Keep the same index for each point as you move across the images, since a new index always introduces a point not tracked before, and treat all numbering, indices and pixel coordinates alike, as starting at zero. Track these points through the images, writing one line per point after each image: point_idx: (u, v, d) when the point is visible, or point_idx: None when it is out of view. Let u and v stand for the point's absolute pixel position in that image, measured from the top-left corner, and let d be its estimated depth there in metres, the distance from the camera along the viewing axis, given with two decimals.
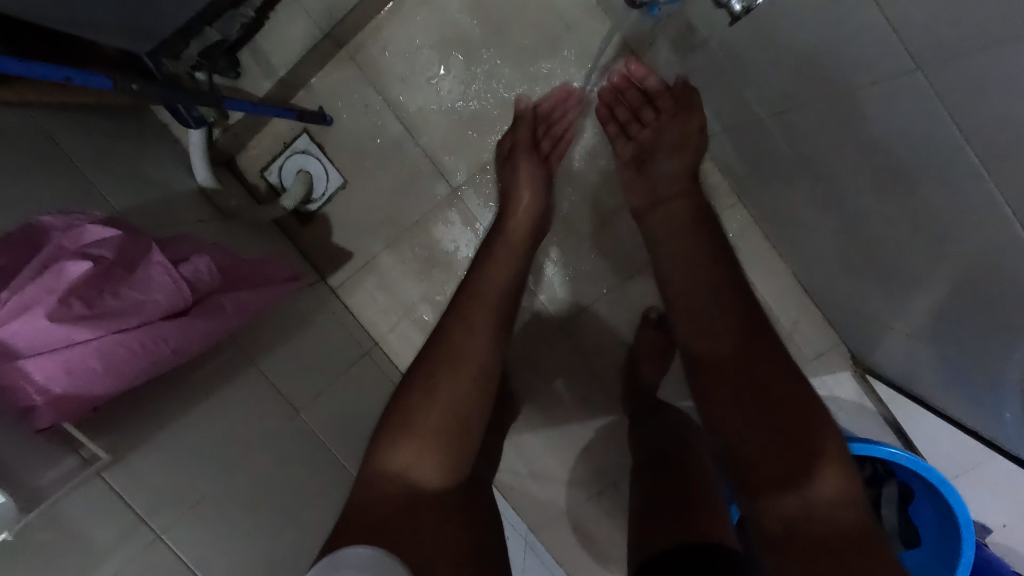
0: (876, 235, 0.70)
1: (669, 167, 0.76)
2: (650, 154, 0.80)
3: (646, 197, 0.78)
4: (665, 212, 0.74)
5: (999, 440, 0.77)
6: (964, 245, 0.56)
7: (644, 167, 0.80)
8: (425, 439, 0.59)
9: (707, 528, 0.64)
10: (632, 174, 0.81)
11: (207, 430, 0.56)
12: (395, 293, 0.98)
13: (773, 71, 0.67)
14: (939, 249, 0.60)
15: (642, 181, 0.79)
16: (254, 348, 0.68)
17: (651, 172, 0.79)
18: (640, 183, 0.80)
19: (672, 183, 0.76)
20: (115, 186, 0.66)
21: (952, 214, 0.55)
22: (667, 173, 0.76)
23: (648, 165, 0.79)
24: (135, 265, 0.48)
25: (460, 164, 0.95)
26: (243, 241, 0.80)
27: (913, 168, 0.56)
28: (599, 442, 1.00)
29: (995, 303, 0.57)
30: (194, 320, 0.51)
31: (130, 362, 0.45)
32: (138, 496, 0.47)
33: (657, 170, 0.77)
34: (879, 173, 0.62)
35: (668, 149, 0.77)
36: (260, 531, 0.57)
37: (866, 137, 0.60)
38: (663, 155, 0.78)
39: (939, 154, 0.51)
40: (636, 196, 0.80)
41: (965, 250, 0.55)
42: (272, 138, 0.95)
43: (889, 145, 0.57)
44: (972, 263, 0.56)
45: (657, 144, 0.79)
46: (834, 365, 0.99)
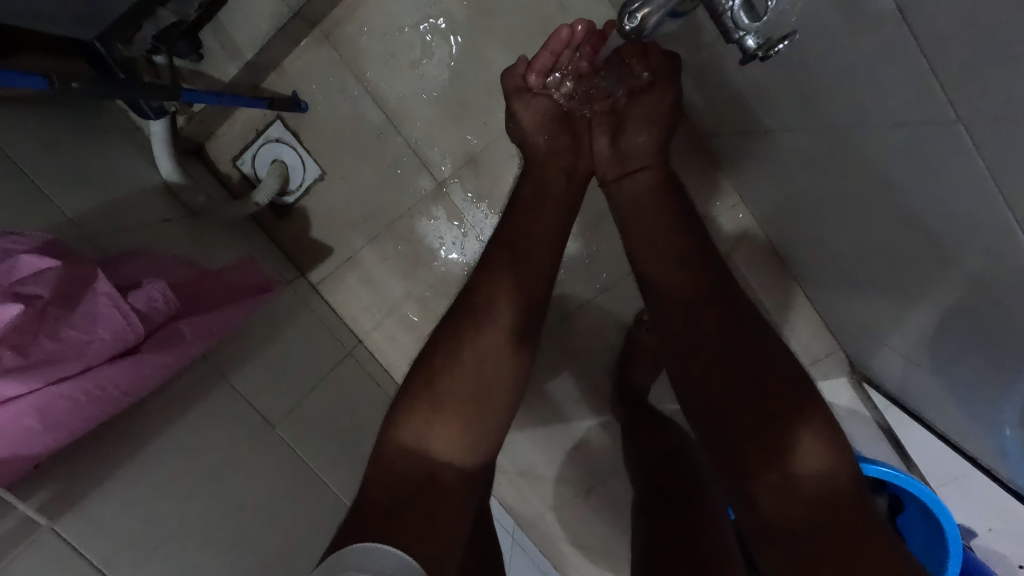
0: (883, 247, 0.66)
1: (638, 141, 0.68)
2: (620, 123, 0.70)
3: (612, 163, 0.70)
4: (631, 184, 0.68)
5: (990, 458, 0.76)
6: (969, 270, 0.52)
7: (612, 136, 0.70)
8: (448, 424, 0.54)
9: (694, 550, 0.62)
10: (600, 140, 0.71)
11: (174, 463, 0.53)
12: (378, 290, 0.94)
13: (779, 71, 0.61)
14: (950, 274, 0.56)
15: (611, 152, 0.70)
16: (227, 363, 0.65)
17: (620, 145, 0.70)
18: (604, 152, 0.71)
19: (639, 157, 0.68)
20: (71, 186, 0.60)
21: (966, 244, 0.50)
22: (637, 149, 0.68)
23: (618, 136, 0.70)
24: (77, 300, 0.44)
25: (445, 156, 0.89)
26: (212, 245, 0.75)
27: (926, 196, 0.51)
28: (588, 442, 0.98)
29: (997, 332, 0.53)
30: (146, 357, 0.47)
31: (69, 414, 0.41)
32: (96, 544, 0.45)
33: (626, 143, 0.69)
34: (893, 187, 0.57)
35: (638, 122, 0.69)
36: (231, 562, 0.55)
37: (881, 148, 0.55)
38: (632, 129, 0.69)
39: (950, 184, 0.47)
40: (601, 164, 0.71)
41: (977, 280, 0.52)
42: (243, 125, 0.88)
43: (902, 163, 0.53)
44: (979, 292, 0.53)
45: (627, 113, 0.69)
46: (830, 373, 0.97)
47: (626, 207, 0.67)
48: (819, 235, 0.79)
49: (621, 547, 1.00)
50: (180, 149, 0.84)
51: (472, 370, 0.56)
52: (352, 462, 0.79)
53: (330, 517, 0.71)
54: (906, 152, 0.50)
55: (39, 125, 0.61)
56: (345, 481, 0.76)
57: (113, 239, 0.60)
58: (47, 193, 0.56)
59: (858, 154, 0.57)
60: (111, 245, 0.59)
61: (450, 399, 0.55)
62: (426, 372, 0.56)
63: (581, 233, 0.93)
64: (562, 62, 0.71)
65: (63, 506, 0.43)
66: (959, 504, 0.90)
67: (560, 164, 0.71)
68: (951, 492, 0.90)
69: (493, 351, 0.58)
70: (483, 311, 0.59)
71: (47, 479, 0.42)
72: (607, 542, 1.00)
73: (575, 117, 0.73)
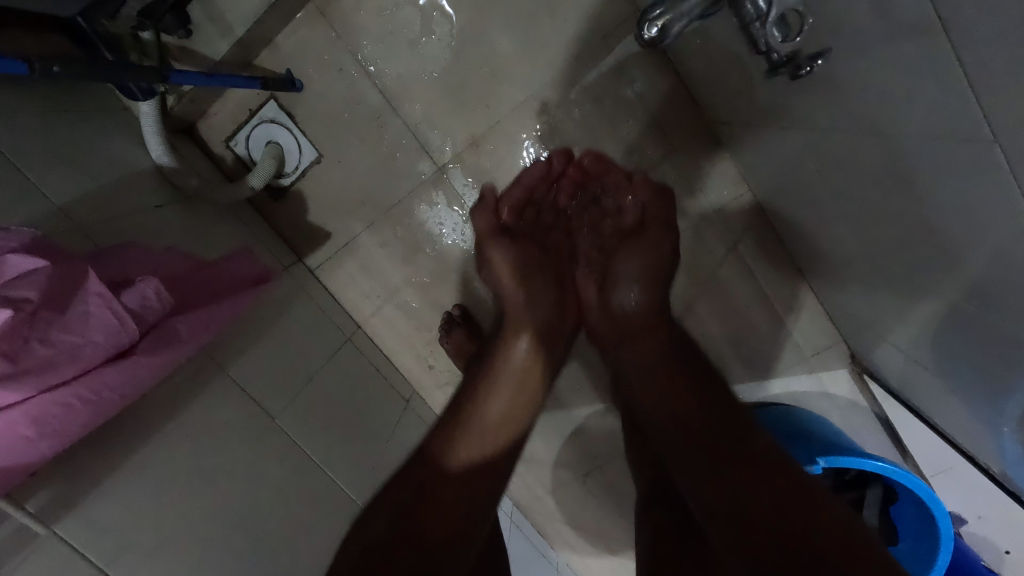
0: (898, 239, 0.65)
1: (628, 298, 0.75)
2: (609, 278, 0.78)
3: (606, 322, 0.77)
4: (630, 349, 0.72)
5: (988, 448, 0.77)
6: (985, 271, 0.52)
7: (602, 288, 0.78)
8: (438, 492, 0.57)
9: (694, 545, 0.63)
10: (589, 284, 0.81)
11: (174, 460, 0.52)
12: (377, 277, 0.92)
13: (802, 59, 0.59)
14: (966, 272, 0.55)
15: (602, 311, 0.78)
16: (225, 356, 0.64)
17: (610, 302, 0.77)
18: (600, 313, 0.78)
19: (630, 316, 0.75)
20: (63, 172, 0.57)
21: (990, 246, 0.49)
22: (621, 308, 0.75)
23: (607, 295, 0.77)
24: (68, 301, 0.43)
25: (446, 140, 0.87)
26: (207, 234, 0.74)
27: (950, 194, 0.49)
28: (588, 428, 0.98)
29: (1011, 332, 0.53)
30: (142, 358, 0.46)
31: (63, 421, 0.40)
32: (96, 543, 0.45)
33: (615, 303, 0.76)
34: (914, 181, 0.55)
35: (631, 275, 0.76)
36: (235, 554, 0.56)
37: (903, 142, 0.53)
38: (624, 284, 0.76)
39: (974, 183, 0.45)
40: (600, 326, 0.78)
41: (994, 279, 0.51)
42: (235, 105, 0.85)
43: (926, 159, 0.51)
44: (994, 291, 0.52)
45: (617, 268, 0.77)
46: (832, 364, 0.97)
47: (616, 335, 0.75)
48: (831, 226, 0.77)
49: (619, 529, 1.02)
50: (171, 130, 0.82)
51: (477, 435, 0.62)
52: (354, 449, 0.79)
53: (332, 505, 0.71)
54: (928, 155, 0.48)
55: (32, 102, 0.58)
56: (347, 469, 0.76)
57: (106, 227, 0.58)
58: (35, 181, 0.53)
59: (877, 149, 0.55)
60: (105, 239, 0.57)
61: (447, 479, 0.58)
62: None
63: None
64: (534, 198, 0.83)
65: (60, 509, 0.42)
66: (949, 490, 0.92)
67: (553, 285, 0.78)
68: (943, 481, 0.92)
69: None
70: None
71: (45, 484, 0.42)
72: (605, 525, 1.02)
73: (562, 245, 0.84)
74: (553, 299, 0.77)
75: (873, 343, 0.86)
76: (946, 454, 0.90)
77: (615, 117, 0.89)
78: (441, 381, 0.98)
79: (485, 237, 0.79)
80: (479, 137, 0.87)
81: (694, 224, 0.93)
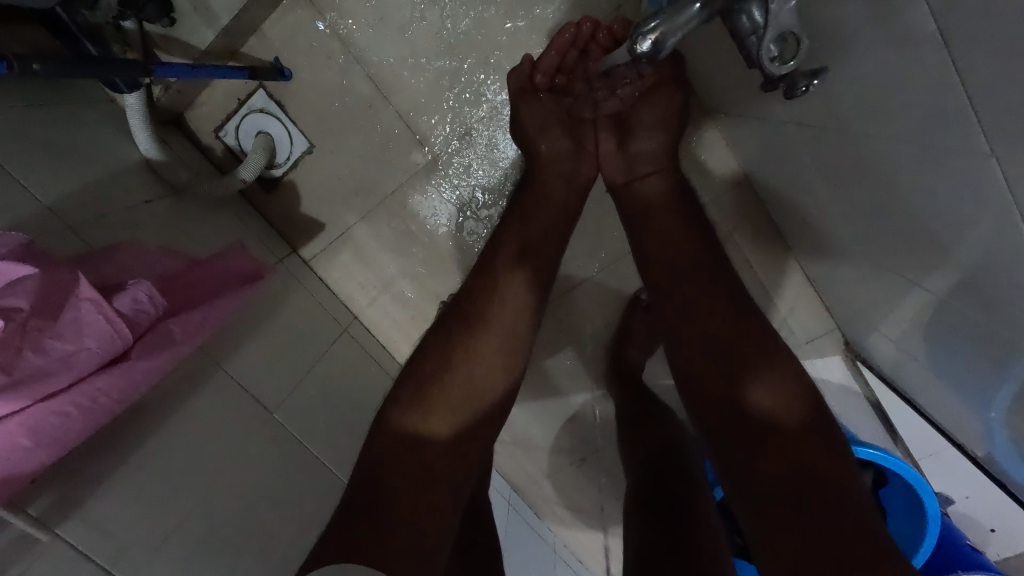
0: (902, 225, 0.64)
1: (647, 144, 0.70)
2: (627, 129, 0.71)
3: (621, 166, 0.71)
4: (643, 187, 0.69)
5: (972, 431, 0.79)
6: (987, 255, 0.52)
7: (620, 139, 0.71)
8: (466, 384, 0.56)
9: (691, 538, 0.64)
10: (605, 145, 0.73)
11: (173, 459, 0.53)
12: (372, 267, 0.92)
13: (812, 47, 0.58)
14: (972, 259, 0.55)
15: (618, 156, 0.71)
16: (222, 353, 0.64)
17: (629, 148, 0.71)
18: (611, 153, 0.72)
19: (648, 162, 0.69)
20: (52, 172, 0.56)
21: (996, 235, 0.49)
22: (646, 154, 0.70)
23: (627, 140, 0.71)
24: (60, 308, 0.42)
25: (438, 130, 0.86)
26: (200, 230, 0.73)
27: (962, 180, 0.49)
28: (584, 414, 0.99)
29: (1006, 313, 0.55)
30: (136, 363, 0.46)
31: (60, 428, 0.40)
32: (101, 545, 0.45)
33: (634, 149, 0.70)
34: (918, 170, 0.54)
35: (648, 126, 0.69)
36: (240, 545, 0.57)
37: (908, 132, 0.52)
38: (641, 133, 0.70)
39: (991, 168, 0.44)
40: (610, 167, 0.72)
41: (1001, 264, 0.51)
42: (223, 93, 0.83)
43: (933, 147, 0.50)
44: (991, 272, 0.53)
45: (636, 116, 0.70)
46: (826, 351, 0.98)
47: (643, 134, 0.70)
48: (831, 215, 0.77)
49: (612, 511, 1.04)
50: (159, 121, 0.80)
51: (462, 374, 0.56)
52: (353, 438, 0.80)
53: (333, 496, 0.72)
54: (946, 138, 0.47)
55: (14, 97, 0.56)
56: (344, 459, 0.77)
57: (97, 226, 0.57)
58: (23, 179, 0.52)
59: (892, 133, 0.54)
60: (97, 239, 0.56)
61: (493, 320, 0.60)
62: (429, 367, 0.56)
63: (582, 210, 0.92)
64: (568, 65, 0.75)
65: (61, 515, 0.42)
66: (939, 474, 0.94)
67: (560, 170, 0.73)
68: (932, 464, 0.94)
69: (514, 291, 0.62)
70: (474, 318, 0.60)
71: (46, 487, 0.42)
72: (600, 506, 1.04)
73: (582, 123, 0.74)
74: (558, 179, 0.72)
75: (867, 330, 0.87)
76: (935, 438, 0.92)
77: None
78: None
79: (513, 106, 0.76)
80: (470, 127, 0.86)
81: None
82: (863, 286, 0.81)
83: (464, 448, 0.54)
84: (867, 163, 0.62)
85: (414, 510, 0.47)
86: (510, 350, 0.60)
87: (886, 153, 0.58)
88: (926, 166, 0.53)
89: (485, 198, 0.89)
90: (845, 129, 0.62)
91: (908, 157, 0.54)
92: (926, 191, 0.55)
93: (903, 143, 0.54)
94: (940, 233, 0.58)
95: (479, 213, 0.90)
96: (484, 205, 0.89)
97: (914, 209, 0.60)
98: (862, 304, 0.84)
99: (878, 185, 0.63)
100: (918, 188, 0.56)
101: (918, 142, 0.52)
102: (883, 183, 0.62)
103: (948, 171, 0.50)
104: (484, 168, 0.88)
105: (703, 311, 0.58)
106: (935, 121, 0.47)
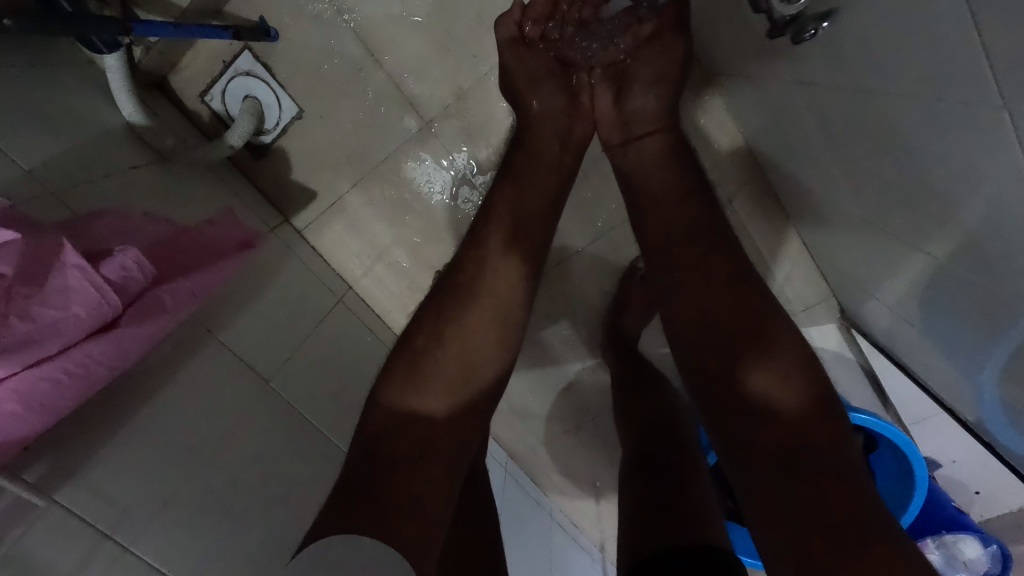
0: (903, 188, 0.63)
1: (643, 100, 0.69)
2: (623, 83, 0.70)
3: (616, 127, 0.70)
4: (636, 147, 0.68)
5: (963, 397, 0.81)
6: (990, 220, 0.51)
7: (615, 95, 0.71)
8: (460, 358, 0.56)
9: (686, 505, 0.65)
10: (601, 103, 0.72)
11: (169, 427, 0.53)
12: (366, 237, 0.91)
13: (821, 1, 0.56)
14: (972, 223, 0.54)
15: (614, 114, 0.70)
16: (215, 322, 0.63)
17: (624, 106, 0.70)
18: (607, 113, 0.71)
19: (644, 122, 0.69)
20: (29, 136, 0.53)
21: (1000, 197, 0.48)
22: (642, 112, 0.69)
23: (621, 97, 0.70)
24: (45, 274, 0.41)
25: (431, 94, 0.84)
26: (188, 198, 0.71)
27: (972, 141, 0.47)
28: (580, 383, 1.00)
29: (1004, 277, 0.55)
30: (127, 331, 0.46)
31: (52, 396, 0.40)
32: (99, 512, 0.45)
33: (630, 106, 0.69)
34: (925, 133, 0.53)
35: (644, 81, 0.69)
36: (240, 512, 0.57)
37: (915, 93, 0.51)
38: (638, 90, 0.69)
39: (999, 130, 0.43)
40: (606, 128, 0.71)
41: (1001, 228, 0.51)
42: (207, 55, 0.80)
43: (941, 108, 0.48)
44: (992, 237, 0.53)
45: (631, 72, 0.69)
46: (821, 320, 0.99)
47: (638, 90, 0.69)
48: (833, 181, 0.76)
49: (607, 476, 1.05)
50: (141, 84, 0.77)
51: (458, 344, 0.56)
52: (351, 406, 0.80)
53: (333, 463, 0.73)
54: (957, 97, 0.46)
55: None
56: (342, 428, 0.77)
57: (81, 192, 0.56)
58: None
59: (899, 93, 0.53)
60: (81, 206, 0.54)
61: (491, 290, 0.59)
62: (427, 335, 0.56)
63: (579, 178, 0.90)
64: (560, 11, 0.71)
65: (57, 481, 0.42)
66: (928, 439, 0.96)
67: (553, 129, 0.71)
68: (921, 429, 0.96)
69: (512, 261, 0.61)
70: (470, 286, 0.59)
71: (39, 454, 0.42)
72: (595, 472, 1.05)
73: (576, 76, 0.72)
74: (553, 137, 0.70)
75: (864, 297, 0.87)
76: (927, 404, 0.93)
77: None
78: None
79: (505, 62, 0.73)
80: (464, 90, 0.84)
81: None
82: (861, 254, 0.81)
83: (460, 415, 0.54)
84: (871, 126, 0.61)
85: (412, 476, 0.47)
86: (505, 321, 0.60)
87: (896, 115, 0.56)
88: (936, 128, 0.51)
89: (479, 164, 0.87)
90: (854, 90, 0.60)
91: (914, 119, 0.53)
92: (930, 154, 0.54)
93: (911, 103, 0.52)
94: (941, 196, 0.57)
95: (474, 179, 0.88)
96: (479, 171, 0.88)
97: (919, 173, 0.59)
98: (860, 271, 0.84)
99: (885, 148, 0.62)
100: (922, 151, 0.55)
101: (923, 103, 0.50)
102: (890, 144, 0.60)
103: (955, 132, 0.49)
104: (480, 134, 0.86)
105: (698, 275, 0.58)
106: (945, 80, 0.46)
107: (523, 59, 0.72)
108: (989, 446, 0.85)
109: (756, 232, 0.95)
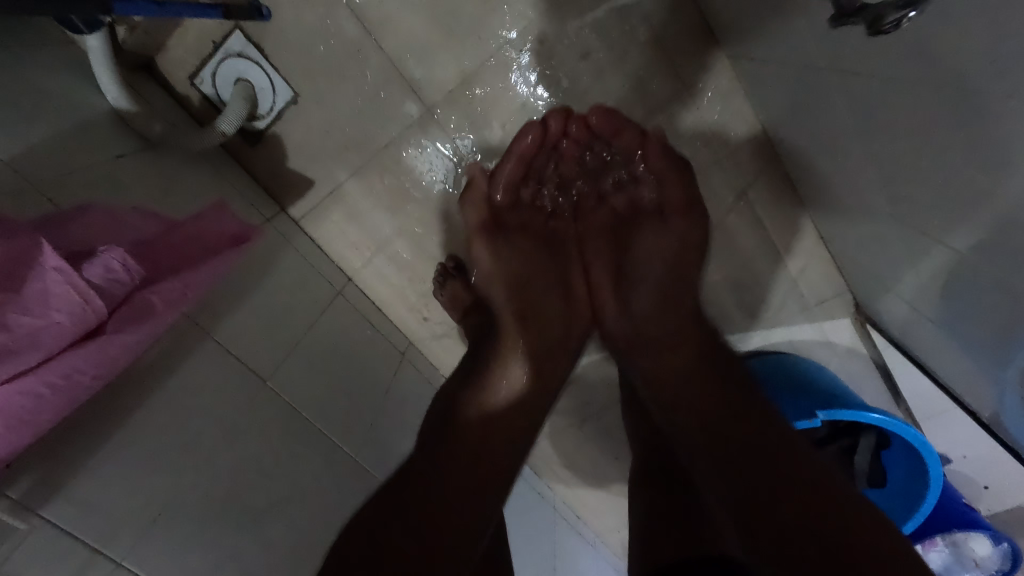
0: (927, 181, 0.60)
1: (639, 299, 0.75)
2: (624, 277, 0.77)
3: (616, 310, 0.77)
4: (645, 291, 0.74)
5: (981, 395, 0.79)
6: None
7: (615, 288, 0.78)
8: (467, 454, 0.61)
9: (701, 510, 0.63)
10: (602, 289, 0.78)
11: (161, 433, 0.50)
12: (365, 227, 0.88)
13: None
14: (1005, 221, 0.51)
15: (615, 299, 0.77)
16: (209, 319, 0.60)
17: (626, 301, 0.76)
18: (607, 298, 0.78)
19: (645, 318, 0.74)
20: (8, 123, 0.49)
21: None
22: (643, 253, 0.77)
23: (625, 288, 0.77)
24: (22, 278, 0.38)
25: (434, 77, 0.81)
26: (178, 188, 0.67)
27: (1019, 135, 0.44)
28: (585, 376, 0.98)
29: None
30: (113, 337, 0.43)
31: (30, 410, 0.38)
32: (86, 526, 0.43)
33: (633, 304, 0.75)
34: (958, 124, 0.50)
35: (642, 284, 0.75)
36: (238, 519, 0.55)
37: (955, 80, 0.47)
38: (636, 288, 0.76)
39: None
40: (606, 309, 0.78)
41: None
42: (196, 36, 0.76)
43: (987, 98, 0.45)
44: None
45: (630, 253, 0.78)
46: (834, 313, 0.96)
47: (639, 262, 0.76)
48: (854, 173, 0.73)
49: (610, 469, 1.04)
50: (126, 66, 0.73)
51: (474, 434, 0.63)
52: (352, 403, 0.78)
53: (334, 462, 0.71)
54: (1008, 86, 0.42)
55: None
56: (344, 427, 0.75)
57: (64, 184, 0.52)
58: None
59: (936, 80, 0.50)
60: (64, 199, 0.51)
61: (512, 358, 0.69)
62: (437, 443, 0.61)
63: None
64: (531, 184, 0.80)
65: (41, 495, 0.40)
66: (938, 433, 0.94)
67: (552, 326, 0.75)
68: (932, 425, 0.94)
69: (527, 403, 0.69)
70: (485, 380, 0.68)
71: (25, 469, 0.39)
72: (598, 466, 1.04)
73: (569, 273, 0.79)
74: (556, 313, 0.76)
75: (880, 290, 0.85)
76: (939, 399, 0.92)
77: (620, 48, 0.84)
78: (437, 332, 0.97)
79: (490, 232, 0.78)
80: (468, 73, 0.81)
81: (705, 168, 0.89)
82: (880, 247, 0.78)
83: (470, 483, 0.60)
84: (901, 114, 0.58)
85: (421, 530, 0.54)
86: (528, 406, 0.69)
87: (926, 108, 0.53)
88: (969, 124, 0.48)
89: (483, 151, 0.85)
90: (884, 79, 0.57)
91: (950, 110, 0.50)
92: (964, 148, 0.51)
93: (949, 91, 0.49)
94: (968, 191, 0.54)
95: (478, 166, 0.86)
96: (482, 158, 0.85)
97: (946, 170, 0.56)
98: (878, 265, 0.81)
99: (909, 141, 0.59)
100: (953, 144, 0.52)
101: (964, 93, 0.47)
102: (916, 138, 0.57)
103: (997, 124, 0.46)
104: (484, 120, 0.84)
105: (681, 351, 0.69)
106: (995, 68, 0.42)
107: (517, 248, 0.78)
108: (995, 434, 0.85)
109: (770, 224, 0.92)
